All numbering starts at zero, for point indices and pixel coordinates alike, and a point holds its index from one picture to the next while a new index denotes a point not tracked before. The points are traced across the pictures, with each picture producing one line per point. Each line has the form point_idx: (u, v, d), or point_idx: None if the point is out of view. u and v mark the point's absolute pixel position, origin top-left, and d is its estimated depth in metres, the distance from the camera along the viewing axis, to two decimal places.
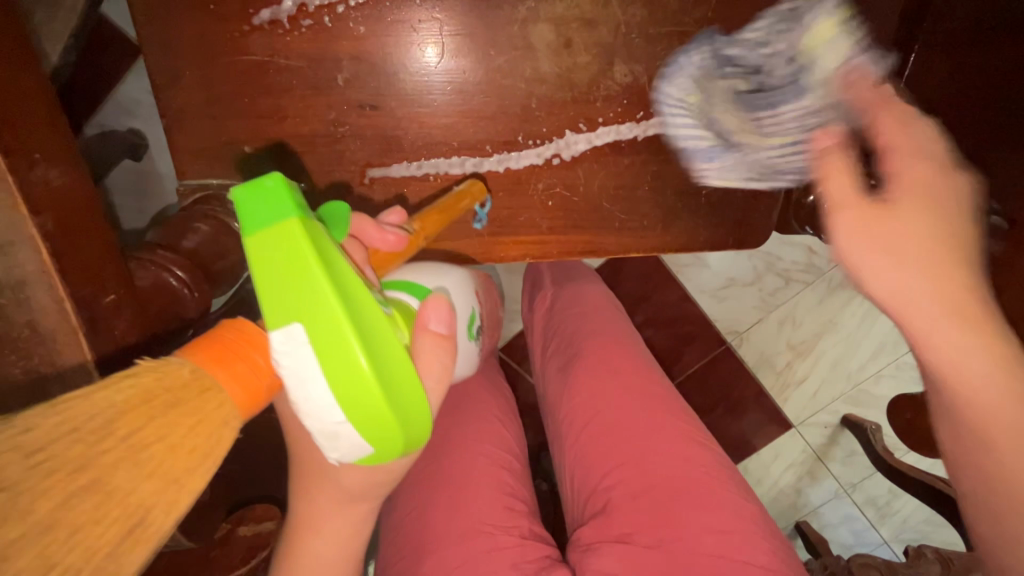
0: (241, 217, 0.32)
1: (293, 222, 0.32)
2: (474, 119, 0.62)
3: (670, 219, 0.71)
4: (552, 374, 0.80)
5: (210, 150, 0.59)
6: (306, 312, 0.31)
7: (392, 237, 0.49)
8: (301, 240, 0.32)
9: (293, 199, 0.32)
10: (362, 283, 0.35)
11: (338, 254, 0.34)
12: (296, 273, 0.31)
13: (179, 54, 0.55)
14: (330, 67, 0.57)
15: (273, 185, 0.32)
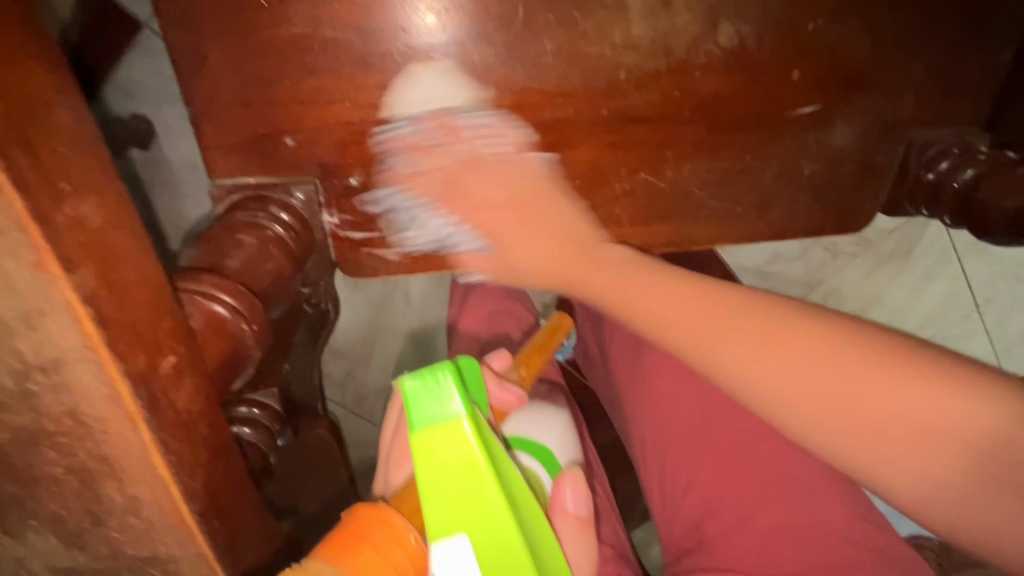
0: (413, 408, 0.37)
1: (457, 421, 0.37)
2: (552, 95, 0.52)
3: (762, 204, 0.62)
4: (616, 371, 0.66)
5: (244, 143, 0.50)
6: (471, 522, 0.36)
7: (511, 397, 0.51)
8: (464, 440, 0.36)
9: (456, 395, 0.37)
10: (513, 478, 0.40)
11: (498, 450, 0.39)
12: (459, 477, 0.36)
13: (205, 29, 0.46)
14: (384, 38, 0.48)
15: (433, 376, 0.37)
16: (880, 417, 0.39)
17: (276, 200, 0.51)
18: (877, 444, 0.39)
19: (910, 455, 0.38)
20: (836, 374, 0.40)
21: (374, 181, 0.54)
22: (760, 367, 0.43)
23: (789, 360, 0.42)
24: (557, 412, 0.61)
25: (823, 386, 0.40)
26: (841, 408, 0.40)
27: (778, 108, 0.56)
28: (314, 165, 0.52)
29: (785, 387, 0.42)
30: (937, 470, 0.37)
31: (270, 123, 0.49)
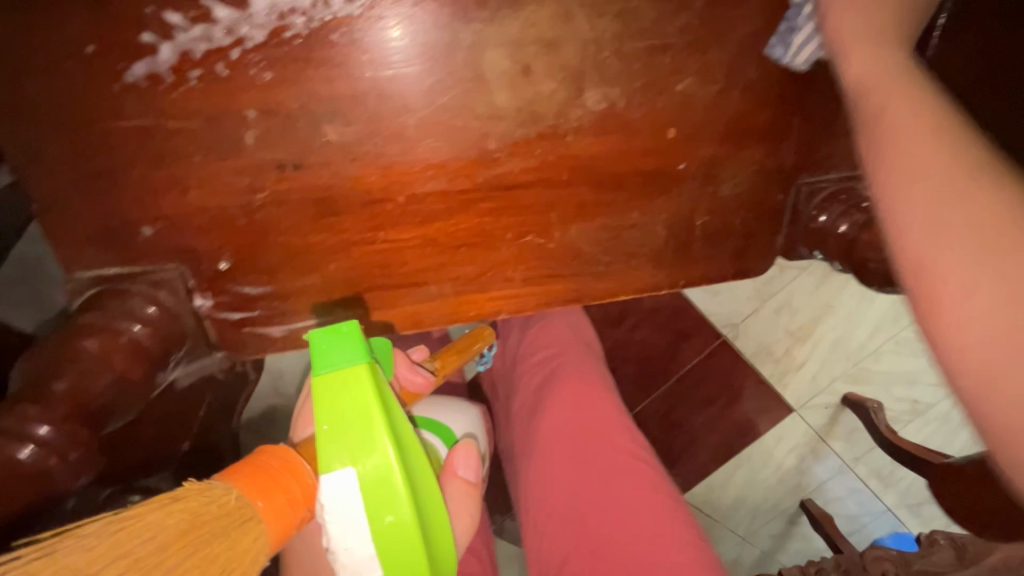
0: (319, 357, 0.46)
1: (361, 365, 0.46)
2: (422, 168, 0.51)
3: (658, 256, 0.62)
4: (521, 433, 0.75)
5: (98, 235, 0.48)
6: (359, 456, 0.43)
7: (420, 379, 0.60)
8: (364, 384, 0.45)
9: (360, 347, 0.46)
10: (406, 425, 0.48)
11: (392, 401, 0.47)
12: (354, 418, 0.44)
13: (36, 126, 0.43)
14: (233, 124, 0.46)
15: (347, 332, 0.47)
16: (980, 328, 0.33)
17: (138, 293, 0.49)
18: (1017, 364, 0.32)
19: (988, 359, 0.33)
20: (963, 252, 0.35)
21: (246, 263, 0.52)
22: (908, 224, 0.38)
23: (971, 227, 0.35)
24: (470, 413, 0.73)
25: (959, 250, 0.35)
26: (982, 241, 0.34)
27: (660, 166, 0.56)
28: (178, 251, 0.50)
29: (962, 248, 0.35)
30: (999, 380, 0.32)
31: (126, 213, 0.48)
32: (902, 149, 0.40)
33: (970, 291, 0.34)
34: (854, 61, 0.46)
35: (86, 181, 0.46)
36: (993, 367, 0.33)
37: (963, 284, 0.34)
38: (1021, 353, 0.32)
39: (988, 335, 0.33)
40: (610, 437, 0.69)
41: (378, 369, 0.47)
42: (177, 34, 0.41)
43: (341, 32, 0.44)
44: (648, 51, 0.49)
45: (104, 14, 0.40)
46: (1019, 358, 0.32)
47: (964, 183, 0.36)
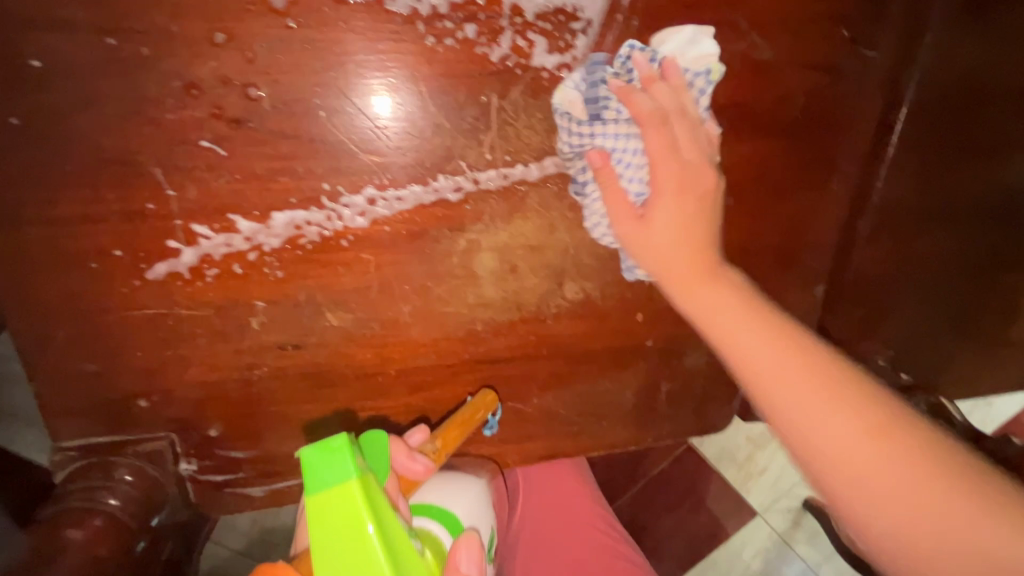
0: (308, 477, 0.42)
1: (352, 481, 0.42)
2: (413, 348, 0.55)
3: (626, 417, 0.67)
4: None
5: (94, 409, 0.49)
6: (353, 569, 0.41)
7: (420, 469, 0.51)
8: (357, 500, 0.42)
9: (353, 461, 0.42)
10: (404, 530, 0.44)
11: (388, 508, 0.44)
12: (350, 532, 0.41)
13: (48, 316, 0.46)
14: (241, 312, 0.49)
15: (336, 446, 0.43)
16: (843, 460, 0.39)
17: (125, 463, 0.50)
18: (868, 492, 0.38)
19: (878, 479, 0.38)
20: (840, 416, 0.39)
21: (235, 431, 0.54)
22: (784, 369, 0.42)
23: (801, 398, 0.41)
24: (475, 487, 0.60)
25: (737, 329, 0.45)
26: (831, 403, 0.40)
27: (627, 342, 0.62)
28: (170, 421, 0.52)
29: (804, 417, 0.40)
30: (875, 520, 0.38)
31: (125, 387, 0.49)
32: (687, 208, 0.48)
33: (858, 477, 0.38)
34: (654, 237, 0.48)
35: (87, 360, 0.48)
36: (852, 472, 0.38)
37: (827, 427, 0.39)
38: (884, 439, 0.38)
39: (872, 472, 0.38)
40: (589, 535, 0.68)
41: (369, 475, 0.44)
42: (200, 241, 0.46)
43: (350, 240, 0.49)
44: (620, 254, 0.57)
45: (133, 226, 0.44)
46: (863, 483, 0.38)
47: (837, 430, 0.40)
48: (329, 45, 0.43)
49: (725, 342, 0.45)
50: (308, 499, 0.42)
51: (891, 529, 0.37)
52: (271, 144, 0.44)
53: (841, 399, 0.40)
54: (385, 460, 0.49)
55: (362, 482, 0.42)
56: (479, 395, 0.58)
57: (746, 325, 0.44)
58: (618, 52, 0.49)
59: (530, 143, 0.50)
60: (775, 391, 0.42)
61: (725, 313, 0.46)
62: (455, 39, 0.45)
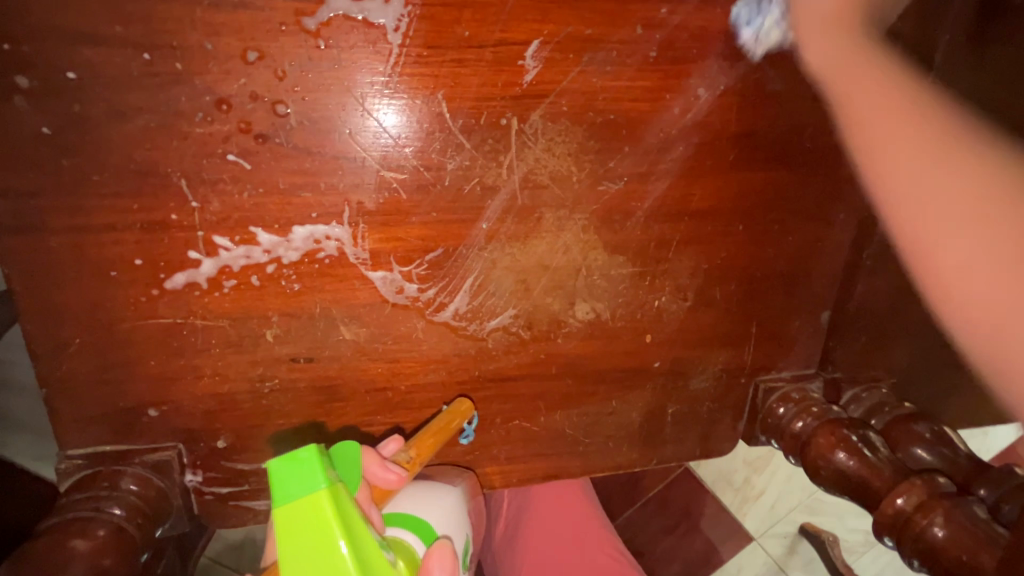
0: (274, 489, 0.41)
1: (321, 492, 0.40)
2: (424, 363, 0.55)
3: (632, 438, 0.67)
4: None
5: (104, 418, 0.49)
6: None
7: (392, 478, 0.49)
8: (326, 511, 0.40)
9: (322, 471, 0.41)
10: (377, 543, 0.43)
11: (359, 520, 0.42)
12: (319, 544, 0.40)
13: (64, 322, 0.46)
14: (255, 324, 0.49)
15: (304, 457, 0.41)
16: (942, 235, 0.38)
17: (131, 472, 0.50)
18: (940, 224, 0.38)
19: (925, 199, 0.39)
20: (921, 163, 0.40)
21: (244, 442, 0.54)
22: (891, 146, 0.42)
23: (892, 140, 0.42)
24: (446, 493, 0.59)
25: (883, 106, 0.44)
26: (922, 159, 0.40)
27: (635, 363, 0.62)
28: (179, 431, 0.51)
29: (918, 163, 0.40)
30: (945, 258, 0.38)
31: (136, 395, 0.49)
32: (840, 69, 0.48)
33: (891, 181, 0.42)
34: (832, 5, 0.49)
35: (100, 367, 0.48)
36: (917, 244, 0.40)
37: (914, 170, 0.40)
38: (982, 206, 0.36)
39: (920, 201, 0.40)
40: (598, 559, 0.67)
41: (339, 488, 0.42)
42: (220, 253, 0.46)
43: (367, 255, 0.49)
44: (631, 275, 0.57)
45: (156, 236, 0.45)
46: (991, 245, 0.35)
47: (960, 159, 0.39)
48: (357, 65, 0.44)
49: (839, 87, 0.48)
50: (275, 512, 0.41)
51: (956, 265, 0.37)
52: (296, 159, 0.45)
53: (943, 140, 0.40)
54: (356, 467, 0.47)
55: (332, 493, 0.41)
56: (456, 404, 0.57)
57: (870, 89, 0.45)
58: (636, 81, 0.50)
59: (548, 165, 0.51)
60: (871, 128, 0.44)
61: (867, 98, 0.45)
62: (480, 63, 0.46)
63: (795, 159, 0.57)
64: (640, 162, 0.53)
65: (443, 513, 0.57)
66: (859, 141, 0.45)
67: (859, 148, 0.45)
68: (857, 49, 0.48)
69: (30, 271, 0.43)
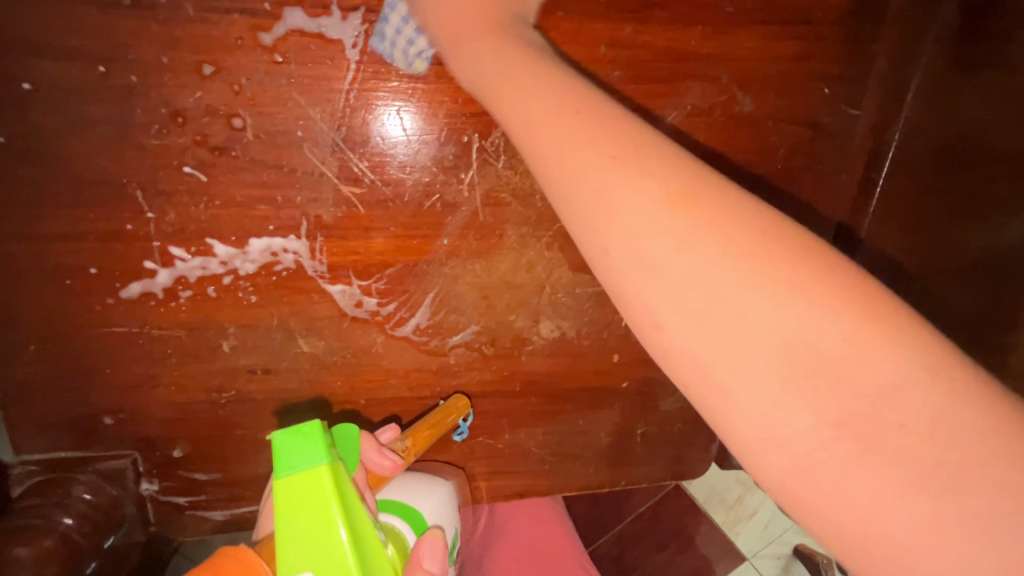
0: (276, 459, 0.39)
1: (323, 466, 0.39)
2: (385, 378, 0.55)
3: (601, 457, 0.66)
4: None
5: (58, 424, 0.49)
6: (314, 563, 0.37)
7: (387, 465, 0.48)
8: (327, 486, 0.38)
9: (326, 446, 0.39)
10: (371, 525, 0.41)
11: (355, 500, 0.40)
12: (317, 519, 0.38)
13: (18, 329, 0.46)
14: (212, 334, 0.49)
15: (308, 430, 0.39)
16: (726, 352, 0.24)
17: (84, 480, 0.50)
18: (811, 401, 0.23)
19: (721, 308, 0.24)
20: (746, 287, 0.24)
21: (202, 451, 0.54)
22: (643, 238, 0.26)
23: (623, 187, 0.27)
24: (442, 487, 0.57)
25: (598, 169, 0.28)
26: (768, 273, 0.24)
27: (603, 382, 0.61)
28: (135, 439, 0.52)
29: (664, 267, 0.26)
30: (840, 479, 0.22)
31: (92, 402, 0.49)
32: (553, 122, 0.31)
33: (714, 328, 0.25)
34: (523, 96, 0.33)
35: (56, 374, 0.48)
36: (802, 459, 0.23)
37: (696, 279, 0.25)
38: (733, 274, 0.24)
39: (780, 379, 0.23)
40: None
41: (337, 462, 0.40)
42: (176, 263, 0.46)
43: (326, 268, 0.49)
44: (597, 294, 0.57)
45: (112, 245, 0.45)
46: (918, 469, 0.21)
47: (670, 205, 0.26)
48: (314, 81, 0.44)
49: (546, 177, 0.31)
50: (273, 484, 0.39)
51: (791, 461, 0.23)
52: (253, 172, 0.45)
53: (725, 245, 0.25)
54: (353, 448, 0.46)
55: (334, 469, 0.39)
56: (451, 399, 0.56)
57: (604, 171, 0.28)
58: (600, 100, 0.50)
59: (510, 182, 0.50)
60: (615, 202, 0.27)
61: (579, 165, 0.29)
62: (440, 79, 0.46)
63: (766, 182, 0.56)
64: None
65: (436, 503, 0.55)
66: (591, 218, 0.28)
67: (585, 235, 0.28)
68: (539, 112, 0.32)
69: None
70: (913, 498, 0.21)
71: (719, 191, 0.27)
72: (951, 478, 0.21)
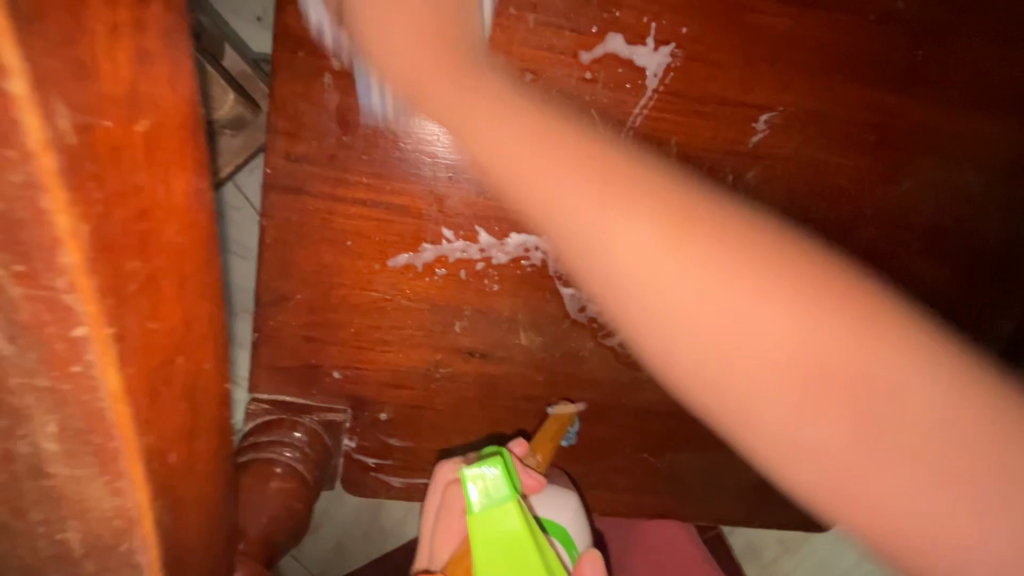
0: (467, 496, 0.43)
1: (510, 502, 0.43)
2: (580, 382, 0.58)
3: (744, 495, 0.67)
4: None
5: (295, 369, 0.53)
6: None
7: (530, 482, 0.49)
8: (518, 522, 0.43)
9: (507, 483, 0.43)
10: (555, 556, 0.45)
11: (541, 539, 0.44)
12: (515, 556, 0.42)
13: (292, 278, 0.50)
14: (449, 313, 0.53)
15: (490, 468, 0.44)
16: (810, 454, 0.29)
17: (302, 424, 0.54)
18: (787, 400, 0.29)
19: (817, 445, 0.29)
20: (723, 235, 0.31)
21: (402, 418, 0.57)
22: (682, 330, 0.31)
23: (771, 343, 0.29)
24: (567, 494, 0.54)
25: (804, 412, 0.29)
26: (898, 472, 0.28)
27: None
28: (352, 396, 0.55)
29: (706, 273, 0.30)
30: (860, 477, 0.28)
31: (329, 355, 0.53)
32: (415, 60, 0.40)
33: (800, 442, 0.29)
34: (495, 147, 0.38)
35: (307, 323, 0.51)
36: (852, 484, 0.29)
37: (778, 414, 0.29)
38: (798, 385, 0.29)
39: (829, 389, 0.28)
40: None
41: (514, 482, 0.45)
42: (442, 242, 0.50)
43: (565, 270, 0.53)
44: None
45: (397, 216, 0.49)
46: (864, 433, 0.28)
47: (697, 279, 0.31)
48: (613, 101, 0.48)
49: (530, 206, 0.36)
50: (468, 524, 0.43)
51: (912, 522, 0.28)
52: None
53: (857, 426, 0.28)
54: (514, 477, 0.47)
55: (518, 503, 0.43)
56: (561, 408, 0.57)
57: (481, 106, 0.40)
58: (844, 160, 0.53)
59: None
60: (683, 316, 0.31)
61: (492, 144, 0.38)
62: (717, 116, 0.50)
63: (970, 262, 0.59)
64: (830, 235, 0.56)
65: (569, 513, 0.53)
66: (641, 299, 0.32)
67: (580, 251, 0.34)
68: (683, 202, 0.32)
69: (283, 225, 0.48)
70: (921, 495, 0.27)
71: (764, 236, 0.31)
72: (999, 498, 0.26)
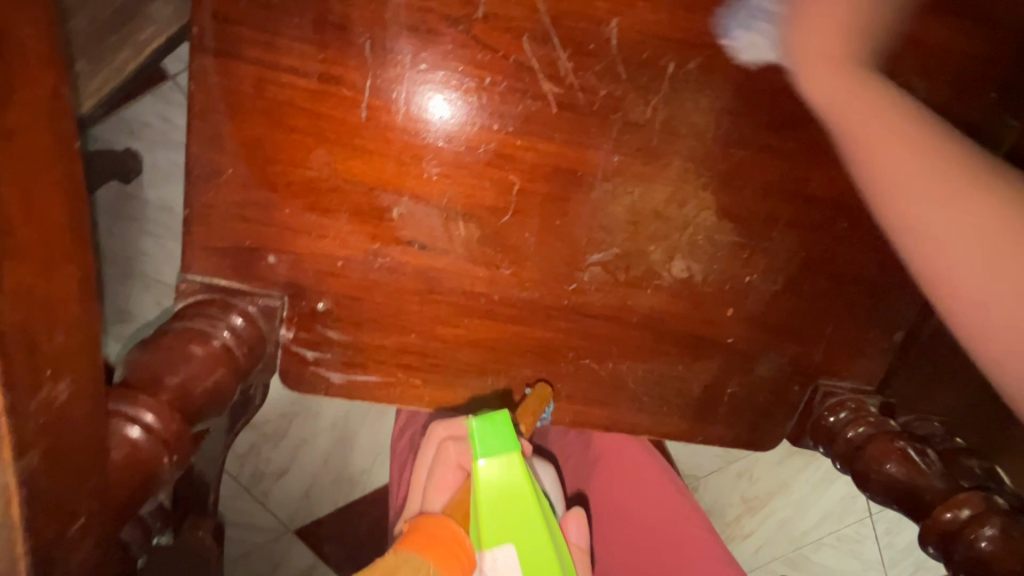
0: (477, 442, 0.54)
1: (511, 449, 0.55)
2: (522, 280, 0.58)
3: (687, 407, 0.68)
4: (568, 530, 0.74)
5: (228, 251, 0.52)
6: (511, 525, 0.53)
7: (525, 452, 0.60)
8: (516, 469, 0.55)
9: (512, 433, 0.55)
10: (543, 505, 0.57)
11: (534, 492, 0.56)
12: (513, 502, 0.54)
13: (225, 150, 0.49)
14: (387, 198, 0.52)
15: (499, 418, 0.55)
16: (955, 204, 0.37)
17: (237, 309, 0.53)
18: (933, 189, 0.38)
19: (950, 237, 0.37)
20: (945, 193, 0.38)
21: (341, 310, 0.56)
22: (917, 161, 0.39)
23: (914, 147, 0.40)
24: (548, 466, 0.68)
25: (887, 138, 0.41)
26: (943, 203, 0.38)
27: (712, 334, 0.63)
28: (289, 284, 0.54)
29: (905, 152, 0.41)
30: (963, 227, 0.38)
31: (262, 238, 0.52)
32: (471, 69, 0.49)
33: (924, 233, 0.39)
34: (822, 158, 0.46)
35: (241, 202, 0.51)
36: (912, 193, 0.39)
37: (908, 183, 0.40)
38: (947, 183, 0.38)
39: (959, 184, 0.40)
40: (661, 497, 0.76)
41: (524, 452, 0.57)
42: (377, 119, 0.49)
43: (503, 155, 0.52)
44: (732, 245, 0.60)
45: (331, 90, 0.48)
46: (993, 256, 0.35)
47: (944, 149, 0.39)
48: None
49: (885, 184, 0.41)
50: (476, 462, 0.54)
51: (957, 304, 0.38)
52: (471, 50, 0.49)
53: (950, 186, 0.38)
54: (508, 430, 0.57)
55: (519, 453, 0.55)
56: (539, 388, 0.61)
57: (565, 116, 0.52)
58: None
59: (688, 114, 0.54)
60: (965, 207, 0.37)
61: (579, 152, 0.53)
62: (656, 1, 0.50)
63: None
64: (773, 134, 0.56)
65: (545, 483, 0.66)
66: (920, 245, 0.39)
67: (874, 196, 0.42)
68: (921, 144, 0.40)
69: (215, 93, 0.47)
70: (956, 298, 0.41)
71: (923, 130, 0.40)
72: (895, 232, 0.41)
